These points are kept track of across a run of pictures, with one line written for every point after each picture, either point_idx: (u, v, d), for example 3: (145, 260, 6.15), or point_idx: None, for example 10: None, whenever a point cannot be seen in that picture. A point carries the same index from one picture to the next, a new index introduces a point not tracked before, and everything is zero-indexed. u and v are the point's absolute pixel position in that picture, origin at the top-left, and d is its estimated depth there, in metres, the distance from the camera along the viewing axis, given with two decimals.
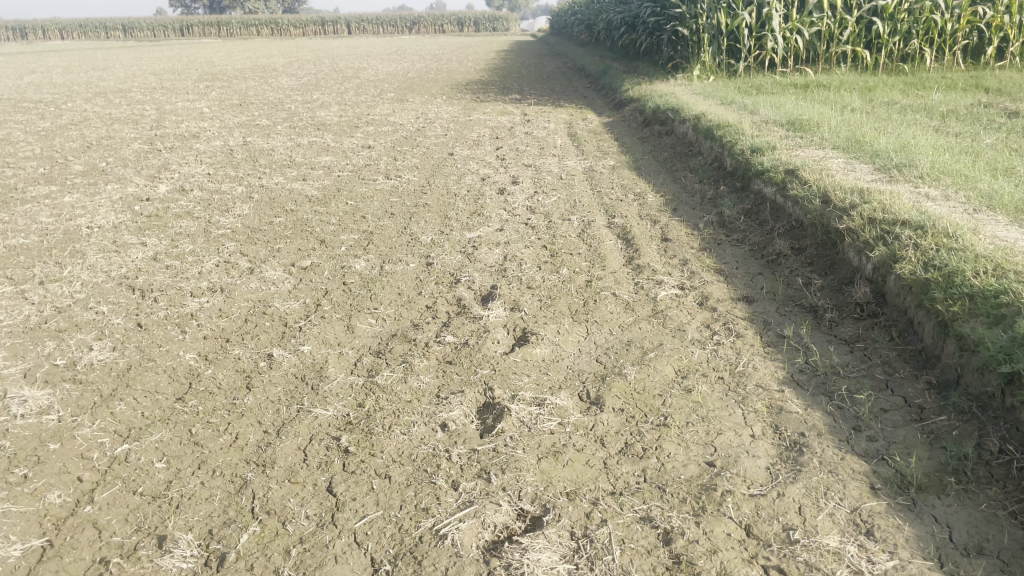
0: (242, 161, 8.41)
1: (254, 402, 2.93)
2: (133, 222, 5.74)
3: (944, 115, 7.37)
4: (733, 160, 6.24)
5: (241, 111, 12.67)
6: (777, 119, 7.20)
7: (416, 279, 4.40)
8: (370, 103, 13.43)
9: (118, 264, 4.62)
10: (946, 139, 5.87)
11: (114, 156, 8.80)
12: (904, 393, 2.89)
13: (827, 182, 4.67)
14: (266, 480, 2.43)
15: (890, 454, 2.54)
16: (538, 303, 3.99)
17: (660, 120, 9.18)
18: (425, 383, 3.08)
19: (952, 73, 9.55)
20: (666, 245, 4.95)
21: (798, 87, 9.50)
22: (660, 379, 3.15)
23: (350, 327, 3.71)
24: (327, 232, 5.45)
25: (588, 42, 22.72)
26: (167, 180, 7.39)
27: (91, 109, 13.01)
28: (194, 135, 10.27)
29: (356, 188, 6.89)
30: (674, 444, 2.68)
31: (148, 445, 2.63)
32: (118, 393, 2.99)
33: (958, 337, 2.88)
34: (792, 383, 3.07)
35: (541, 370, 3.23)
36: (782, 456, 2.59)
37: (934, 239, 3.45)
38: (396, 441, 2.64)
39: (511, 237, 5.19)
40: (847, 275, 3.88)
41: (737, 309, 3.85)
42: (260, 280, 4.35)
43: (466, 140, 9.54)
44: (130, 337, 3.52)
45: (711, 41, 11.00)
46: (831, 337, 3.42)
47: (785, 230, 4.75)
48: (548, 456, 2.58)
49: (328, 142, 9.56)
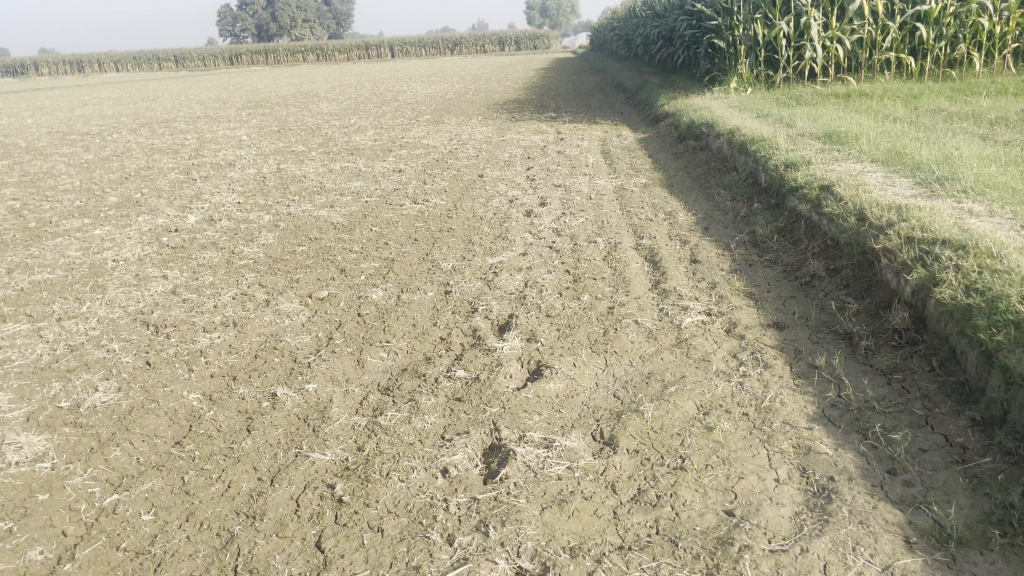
0: (273, 188, 8.42)
1: (252, 446, 2.82)
2: (158, 255, 5.73)
3: (993, 122, 7.05)
4: (767, 176, 6.02)
5: (278, 138, 12.80)
6: (814, 131, 6.96)
7: (432, 308, 4.27)
8: (405, 126, 13.47)
9: (136, 298, 4.60)
10: (993, 147, 5.58)
11: (150, 186, 8.90)
12: (945, 431, 2.66)
13: (863, 199, 4.42)
14: (253, 535, 2.32)
15: (927, 503, 2.31)
16: (555, 333, 3.83)
17: (694, 135, 8.97)
18: (430, 424, 2.94)
19: (1003, 77, 9.18)
20: (695, 267, 4.76)
21: (839, 96, 9.22)
22: (679, 416, 2.96)
23: (360, 362, 3.59)
24: (348, 260, 5.38)
25: (626, 57, 22.57)
26: (198, 210, 7.41)
27: (133, 139, 13.27)
28: (230, 164, 10.36)
29: (383, 214, 6.84)
30: (691, 490, 2.49)
31: (138, 495, 2.54)
32: (116, 437, 2.91)
33: (1004, 369, 2.64)
34: (822, 420, 2.86)
35: (554, 408, 3.07)
36: (809, 504, 2.38)
37: (976, 260, 3.20)
38: (393, 490, 2.51)
39: (534, 262, 5.05)
40: (884, 299, 3.64)
41: (766, 336, 3.64)
42: (274, 313, 4.28)
43: (497, 161, 9.45)
44: (137, 377, 3.45)
45: (748, 52, 10.80)
46: (866, 367, 3.19)
47: (820, 249, 4.51)
48: (552, 506, 2.42)
49: (360, 167, 9.56)
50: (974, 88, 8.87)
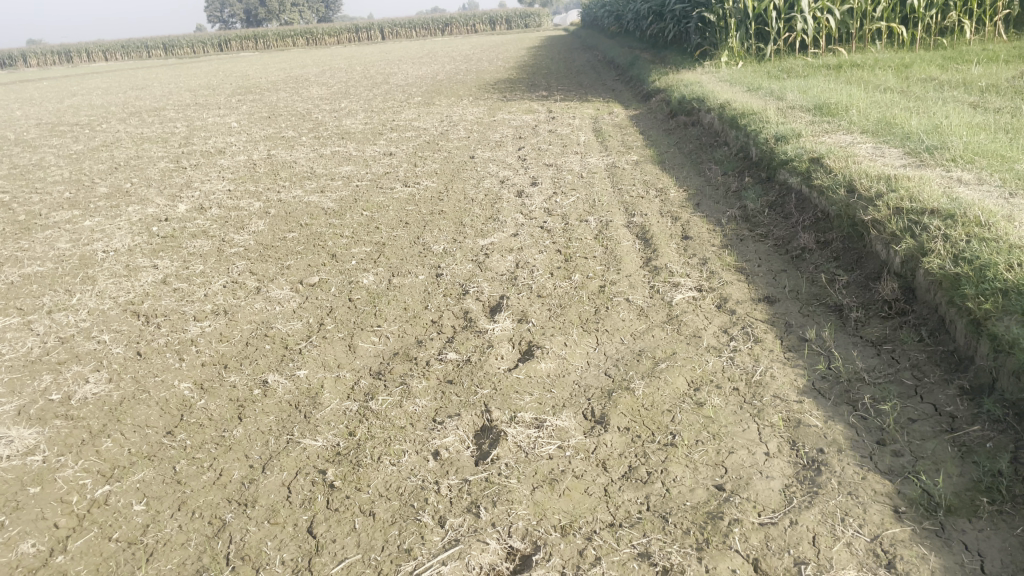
0: (263, 175, 8.38)
1: (243, 434, 2.83)
2: (148, 244, 5.71)
3: (984, 90, 7.03)
4: (758, 150, 5.99)
5: (268, 124, 12.73)
6: (804, 103, 6.93)
7: (424, 292, 4.26)
8: (396, 109, 13.40)
9: (127, 289, 4.58)
10: (984, 115, 5.56)
11: (139, 176, 8.86)
12: (935, 400, 2.66)
13: (852, 170, 4.40)
14: (244, 522, 2.32)
15: (916, 472, 2.32)
16: (546, 313, 3.82)
17: (685, 110, 8.93)
18: (421, 407, 2.94)
19: (994, 45, 9.15)
20: (686, 243, 4.75)
21: (830, 68, 9.18)
22: (670, 392, 2.96)
23: (352, 347, 3.59)
24: (339, 246, 5.37)
25: (618, 34, 22.38)
26: (188, 199, 7.38)
27: (123, 129, 13.18)
28: (220, 151, 10.31)
29: (373, 198, 6.81)
30: (681, 466, 2.50)
31: (129, 485, 2.54)
32: (107, 429, 2.91)
33: (992, 337, 2.63)
34: (812, 393, 2.86)
35: (545, 388, 3.07)
36: (798, 477, 2.39)
37: (964, 229, 3.19)
38: (384, 473, 2.51)
39: (525, 242, 5.04)
40: (874, 271, 3.63)
41: (757, 311, 3.64)
42: (265, 300, 4.27)
43: (488, 142, 9.41)
44: (128, 367, 3.45)
45: (738, 26, 10.72)
46: (856, 339, 3.19)
47: (810, 222, 4.51)
48: (543, 485, 2.42)
49: (350, 151, 9.51)
50: (965, 55, 8.84)
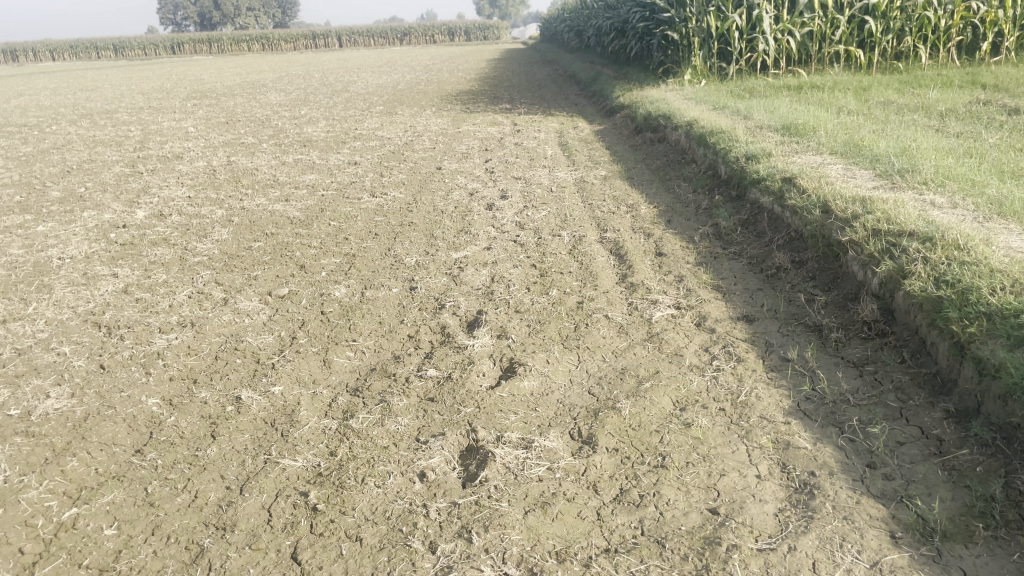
0: (224, 182, 8.19)
1: (218, 453, 2.71)
2: (107, 252, 5.52)
3: (942, 115, 7.21)
4: (728, 168, 6.04)
5: (227, 129, 12.49)
6: (771, 123, 7.03)
7: (399, 305, 4.18)
8: (358, 117, 13.26)
9: (86, 298, 4.41)
10: (947, 140, 5.69)
11: (94, 180, 8.59)
12: (921, 423, 2.67)
13: (826, 191, 4.45)
14: (224, 547, 2.22)
15: (910, 496, 2.32)
16: (526, 329, 3.77)
17: (651, 126, 8.99)
18: (403, 426, 2.86)
19: (948, 70, 9.42)
20: (660, 260, 4.75)
21: (791, 88, 9.34)
22: (656, 412, 2.93)
23: (327, 362, 3.49)
24: (307, 256, 5.25)
25: (578, 49, 22.58)
26: (146, 205, 7.17)
27: (74, 131, 12.80)
28: (177, 156, 10.06)
29: (340, 208, 6.69)
30: (674, 489, 2.47)
31: (98, 508, 2.41)
32: (71, 446, 2.77)
33: (976, 360, 2.66)
34: (798, 414, 2.86)
35: (529, 407, 3.01)
36: (791, 500, 2.37)
37: (943, 252, 3.23)
38: (369, 496, 2.42)
39: (499, 256, 4.98)
40: (852, 291, 3.66)
41: (736, 329, 3.64)
42: (233, 313, 4.13)
43: (455, 153, 9.35)
44: (91, 382, 3.29)
45: (701, 45, 10.84)
46: (838, 360, 3.20)
47: (784, 241, 4.54)
48: (535, 509, 2.37)
49: (314, 159, 9.36)
50: (921, 80, 9.07)
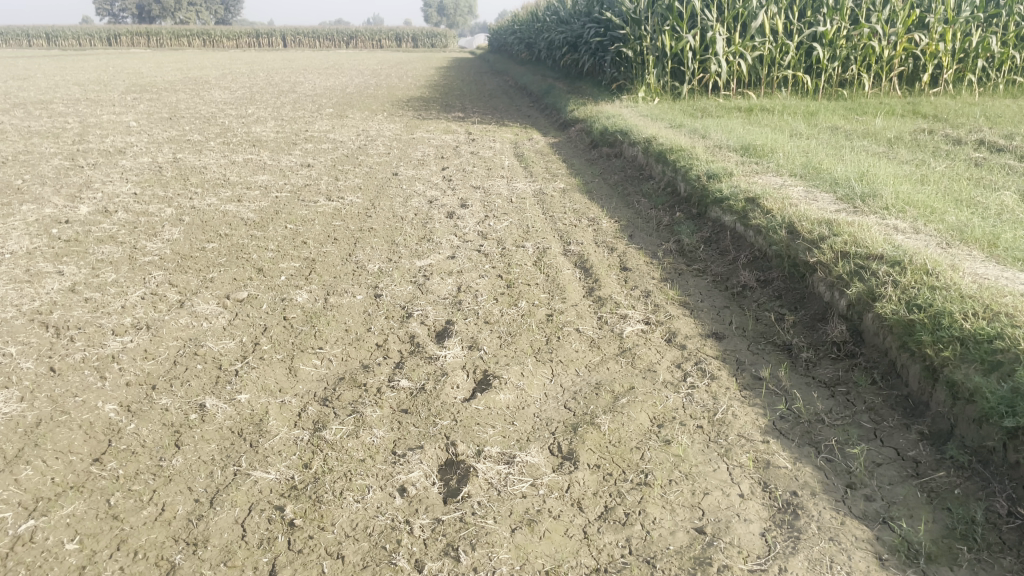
0: (172, 180, 7.92)
1: (183, 464, 2.58)
2: (50, 248, 5.27)
3: (889, 142, 7.44)
4: (689, 186, 6.11)
5: (171, 125, 12.13)
6: (729, 143, 7.14)
7: (364, 313, 4.08)
8: (308, 119, 13.04)
9: (30, 296, 4.19)
10: (899, 166, 5.86)
11: (31, 172, 8.22)
12: (896, 444, 2.71)
13: (791, 212, 4.52)
14: (198, 565, 2.11)
15: (893, 518, 2.35)
16: (497, 341, 3.72)
17: (608, 141, 9.05)
18: (379, 439, 2.77)
19: (891, 99, 9.74)
20: (626, 274, 4.75)
21: (742, 110, 9.52)
22: (635, 429, 2.91)
23: (293, 370, 3.37)
24: (265, 260, 5.09)
25: (529, 60, 22.70)
26: (89, 200, 6.89)
27: (6, 121, 12.24)
28: (120, 151, 9.70)
29: (296, 210, 6.54)
30: (659, 507, 2.44)
31: (58, 521, 2.27)
32: (24, 455, 2.61)
33: (950, 384, 2.72)
34: (775, 433, 2.87)
35: (506, 421, 2.96)
36: (776, 520, 2.38)
37: (913, 276, 3.30)
38: (349, 511, 2.34)
39: (464, 266, 4.92)
40: (819, 311, 3.72)
41: (707, 346, 3.66)
42: (191, 316, 3.97)
43: (410, 159, 9.26)
44: (42, 385, 3.12)
45: (655, 63, 10.96)
46: (810, 380, 3.24)
47: (748, 260, 4.60)
48: (521, 527, 2.32)
49: (265, 160, 9.15)
50: (866, 107, 9.35)
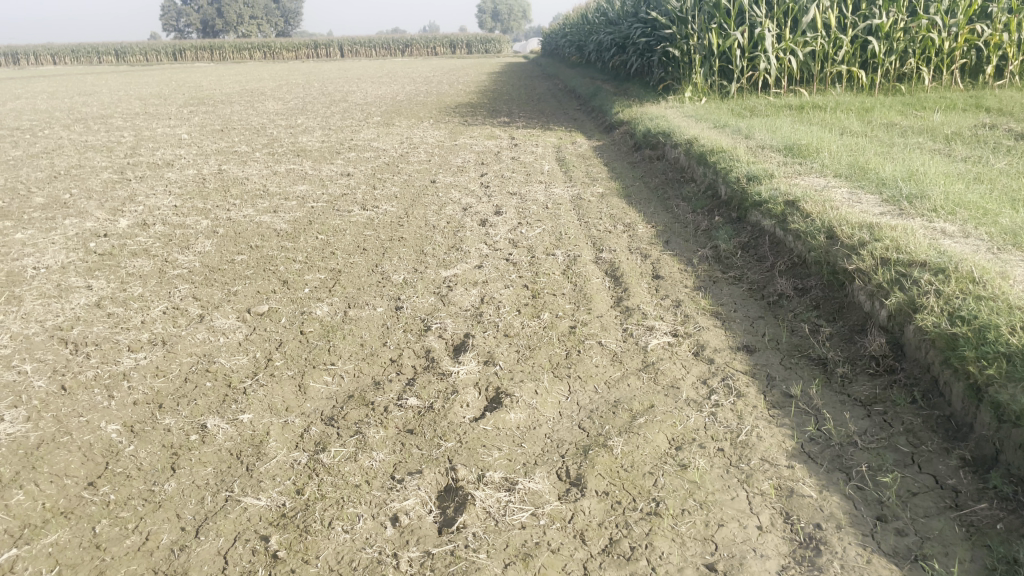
0: (213, 191, 7.99)
1: (176, 489, 2.51)
2: (84, 262, 5.32)
3: (949, 138, 7.04)
4: (728, 189, 5.87)
5: (220, 137, 12.30)
6: (774, 142, 6.85)
7: (383, 326, 3.99)
8: (354, 127, 13.10)
9: (55, 312, 4.22)
10: (955, 164, 5.53)
11: (81, 186, 8.39)
12: (934, 471, 2.49)
13: (831, 216, 4.27)
14: None
15: (925, 556, 2.14)
16: (514, 356, 3.57)
17: (650, 143, 8.83)
18: (378, 462, 2.65)
19: (952, 93, 9.26)
20: (657, 283, 4.56)
21: (793, 108, 9.17)
22: (650, 452, 2.73)
23: (302, 387, 3.28)
24: (291, 271, 5.04)
25: (580, 63, 22.51)
26: (130, 214, 6.97)
27: (65, 136, 12.61)
28: (167, 163, 9.85)
29: (329, 220, 6.51)
30: (667, 540, 2.27)
31: (40, 550, 2.22)
32: (19, 478, 2.58)
33: (995, 405, 2.48)
34: (802, 456, 2.66)
35: (514, 442, 2.81)
36: (795, 556, 2.19)
37: (958, 285, 3.06)
38: (335, 543, 2.23)
39: (490, 276, 4.80)
40: (858, 322, 3.49)
41: (736, 360, 3.45)
42: (208, 331, 3.93)
43: (450, 166, 9.17)
44: (49, 405, 3.10)
45: (703, 61, 10.63)
46: (844, 398, 3.01)
47: (786, 267, 4.36)
48: (515, 562, 2.17)
49: (307, 169, 9.18)
50: (925, 102, 8.91)
